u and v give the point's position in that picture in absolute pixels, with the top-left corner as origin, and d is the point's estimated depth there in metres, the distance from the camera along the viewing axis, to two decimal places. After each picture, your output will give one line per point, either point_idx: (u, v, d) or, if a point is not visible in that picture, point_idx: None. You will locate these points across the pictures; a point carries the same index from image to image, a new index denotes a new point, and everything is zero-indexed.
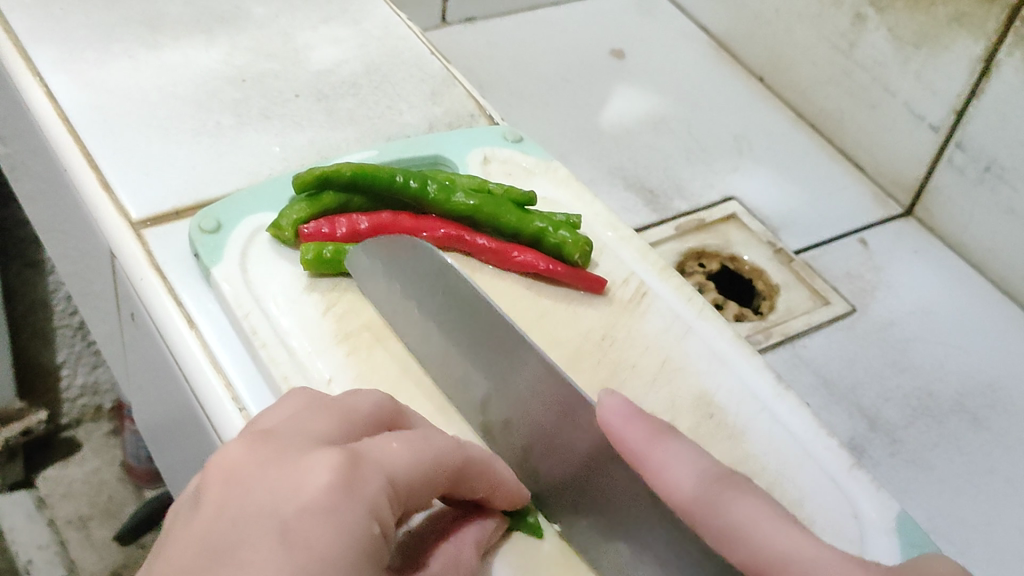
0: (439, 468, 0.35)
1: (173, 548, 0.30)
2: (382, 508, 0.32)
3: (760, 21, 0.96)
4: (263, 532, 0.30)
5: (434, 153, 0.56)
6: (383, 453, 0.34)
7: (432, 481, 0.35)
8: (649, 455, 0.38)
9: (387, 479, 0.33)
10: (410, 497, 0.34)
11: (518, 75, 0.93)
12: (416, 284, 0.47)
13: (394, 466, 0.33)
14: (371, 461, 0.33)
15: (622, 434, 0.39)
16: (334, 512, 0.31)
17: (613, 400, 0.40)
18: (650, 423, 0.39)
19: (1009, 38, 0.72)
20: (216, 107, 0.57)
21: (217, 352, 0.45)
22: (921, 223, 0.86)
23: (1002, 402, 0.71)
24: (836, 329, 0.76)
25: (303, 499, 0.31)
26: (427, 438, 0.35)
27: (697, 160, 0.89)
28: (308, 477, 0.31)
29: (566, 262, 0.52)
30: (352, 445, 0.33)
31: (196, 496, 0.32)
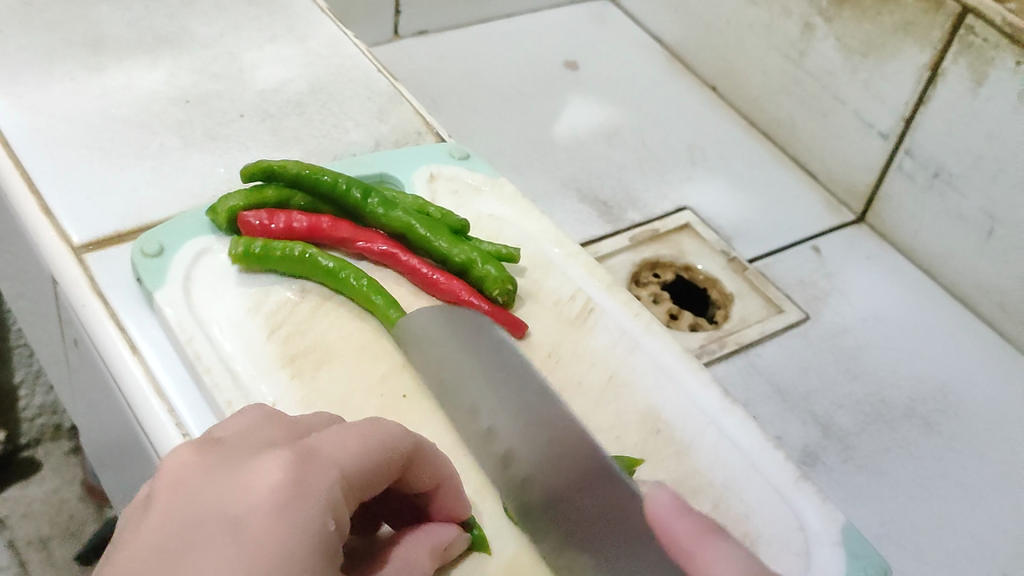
0: (394, 455, 0.35)
1: (121, 558, 0.31)
2: (336, 504, 0.33)
3: (711, 30, 0.97)
4: (212, 540, 0.31)
5: (379, 171, 0.56)
6: (332, 447, 0.34)
7: (387, 469, 0.35)
8: (692, 559, 0.34)
9: (338, 474, 0.33)
10: (366, 488, 0.35)
11: (469, 89, 0.93)
12: (454, 335, 0.48)
13: (344, 459, 0.34)
14: (323, 460, 0.33)
15: (673, 533, 0.34)
16: (287, 514, 0.31)
17: (660, 493, 0.35)
18: (698, 521, 0.35)
19: (954, 46, 0.73)
20: (160, 128, 0.56)
21: (160, 376, 0.45)
22: (873, 229, 0.87)
23: (954, 407, 0.72)
24: (790, 337, 0.76)
25: (254, 503, 0.31)
26: (377, 425, 0.36)
27: (651, 171, 0.89)
28: (257, 483, 0.32)
29: (488, 299, 0.51)
30: (303, 445, 0.34)
31: (146, 503, 0.33)
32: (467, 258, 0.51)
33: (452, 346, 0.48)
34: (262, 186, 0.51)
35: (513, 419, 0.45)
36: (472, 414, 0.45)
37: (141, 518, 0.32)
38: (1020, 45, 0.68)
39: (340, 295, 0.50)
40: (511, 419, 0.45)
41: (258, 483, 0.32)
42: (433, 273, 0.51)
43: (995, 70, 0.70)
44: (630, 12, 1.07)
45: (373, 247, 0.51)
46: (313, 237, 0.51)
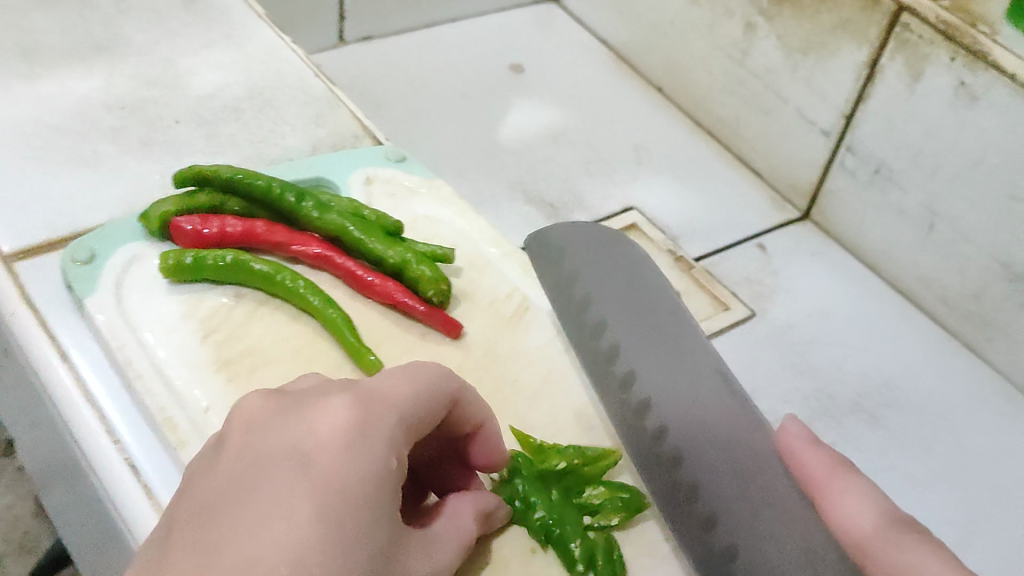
0: (442, 399, 0.41)
1: (204, 486, 0.37)
2: (394, 444, 0.38)
3: (656, 31, 0.97)
4: (282, 469, 0.36)
5: (315, 174, 0.56)
6: (390, 393, 0.40)
7: (438, 411, 0.41)
8: (826, 480, 0.44)
9: (395, 416, 0.39)
10: (420, 428, 0.40)
11: (416, 94, 0.93)
12: (611, 271, 0.55)
13: (399, 404, 0.39)
14: (380, 405, 0.39)
15: (803, 457, 0.45)
16: (349, 449, 0.37)
17: (794, 426, 0.47)
18: (826, 453, 0.45)
19: (891, 43, 0.74)
20: (94, 135, 0.56)
21: (91, 384, 0.45)
22: (818, 226, 0.88)
23: (898, 400, 0.73)
24: (736, 333, 0.77)
25: (321, 441, 0.37)
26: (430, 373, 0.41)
27: (597, 172, 0.90)
28: (324, 423, 0.38)
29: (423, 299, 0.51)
30: (365, 391, 0.40)
31: (222, 440, 0.39)
32: (401, 260, 0.51)
33: (600, 275, 0.55)
34: (195, 191, 0.52)
35: (651, 358, 0.51)
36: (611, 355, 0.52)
37: (218, 451, 0.38)
38: (954, 41, 0.69)
39: (275, 299, 0.51)
40: (651, 356, 0.51)
41: (324, 424, 0.38)
42: (367, 275, 0.51)
43: (931, 66, 0.71)
44: (576, 15, 1.08)
45: (308, 250, 0.51)
46: (247, 241, 0.51)
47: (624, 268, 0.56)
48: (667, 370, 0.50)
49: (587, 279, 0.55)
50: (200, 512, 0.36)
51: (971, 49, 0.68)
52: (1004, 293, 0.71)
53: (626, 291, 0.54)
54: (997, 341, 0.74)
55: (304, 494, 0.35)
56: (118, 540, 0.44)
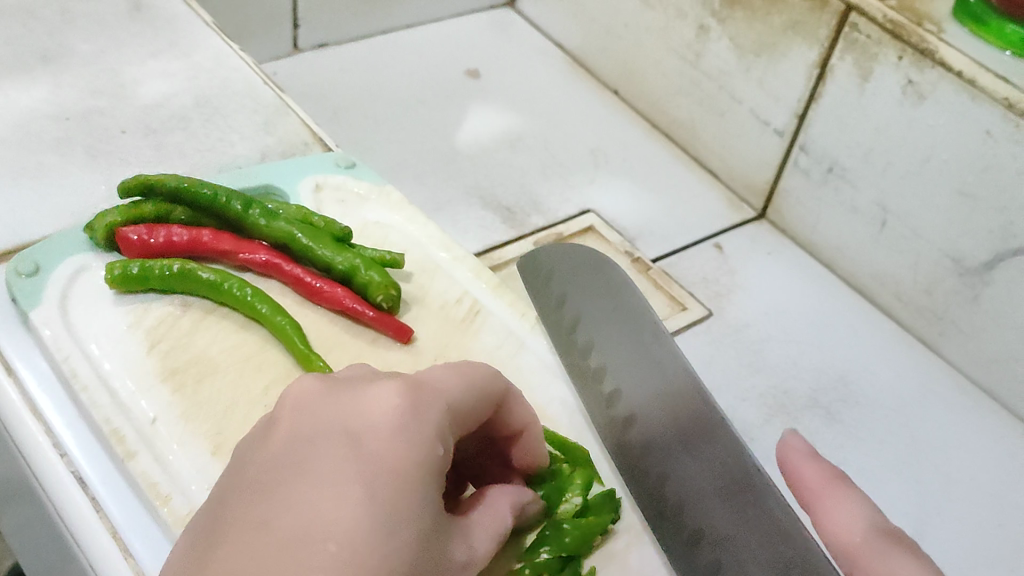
0: (486, 395, 0.42)
1: (261, 459, 0.37)
2: (444, 431, 0.39)
3: (610, 35, 0.98)
4: (340, 447, 0.37)
5: (264, 182, 0.56)
6: (439, 384, 0.41)
7: (481, 405, 0.42)
8: (821, 494, 0.42)
9: (445, 405, 0.40)
10: (465, 420, 0.41)
11: (370, 101, 0.93)
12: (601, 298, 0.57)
13: (449, 394, 0.40)
14: (431, 392, 0.40)
15: (800, 471, 0.43)
16: (404, 431, 0.38)
17: (794, 438, 0.45)
18: (824, 465, 0.43)
19: (840, 43, 0.75)
20: (39, 147, 0.56)
21: (39, 400, 0.45)
22: (774, 225, 0.88)
23: (853, 396, 0.74)
24: (693, 333, 0.77)
25: (378, 423, 0.38)
26: (475, 369, 0.43)
27: (554, 175, 0.90)
28: (372, 406, 0.39)
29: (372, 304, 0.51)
30: (416, 379, 0.40)
31: (271, 418, 0.39)
32: (350, 266, 0.51)
33: (582, 293, 0.58)
34: (141, 201, 0.51)
35: (634, 379, 0.53)
36: (596, 375, 0.53)
37: (268, 429, 0.39)
38: (901, 40, 0.69)
39: (224, 307, 0.51)
40: (636, 378, 0.53)
41: (373, 408, 0.39)
42: (316, 282, 0.51)
43: (880, 65, 0.72)
44: (532, 19, 1.08)
45: (256, 258, 0.52)
46: (195, 250, 0.51)
47: (610, 286, 0.58)
48: (650, 386, 0.52)
49: (574, 301, 0.57)
50: (256, 487, 0.36)
51: (918, 48, 0.68)
52: (956, 287, 0.72)
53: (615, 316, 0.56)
54: (951, 335, 0.75)
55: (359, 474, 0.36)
56: (67, 556, 0.44)
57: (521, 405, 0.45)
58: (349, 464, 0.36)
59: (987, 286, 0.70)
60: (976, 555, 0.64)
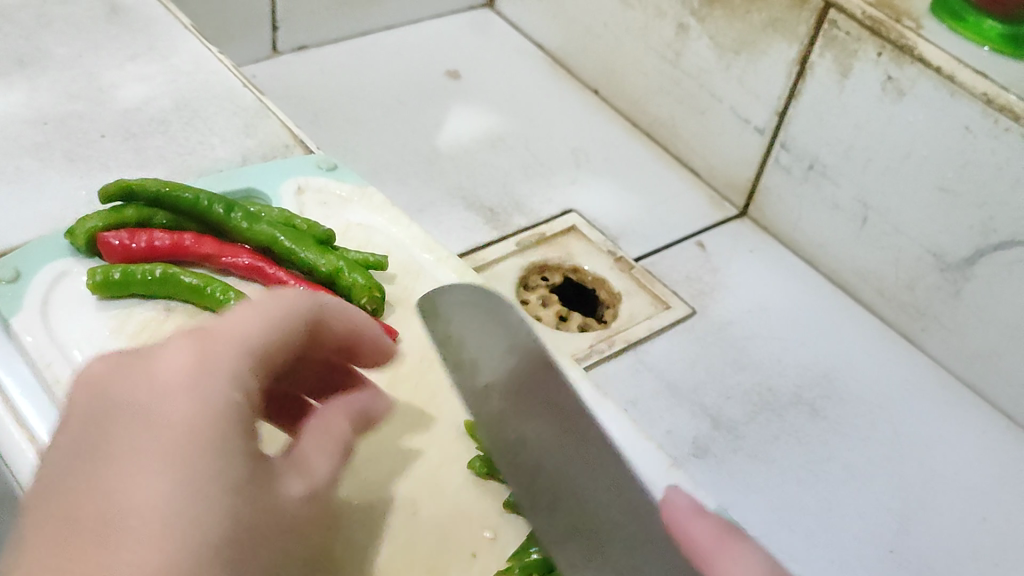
0: (291, 324, 0.38)
1: (51, 459, 0.33)
2: (246, 376, 0.36)
3: (590, 34, 0.98)
4: (132, 425, 0.33)
5: (245, 186, 0.56)
6: (232, 326, 0.37)
7: (290, 338, 0.38)
8: (714, 553, 0.39)
9: (242, 348, 0.36)
10: (275, 356, 0.38)
11: (350, 102, 0.93)
12: (490, 330, 0.51)
13: (246, 334, 0.36)
14: (224, 338, 0.36)
15: (690, 531, 0.40)
16: (194, 389, 0.34)
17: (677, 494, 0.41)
18: (713, 522, 0.40)
19: (819, 40, 0.75)
20: (18, 152, 0.56)
21: (21, 405, 0.45)
22: (756, 223, 0.88)
23: (837, 392, 0.74)
24: (677, 332, 0.77)
25: (167, 385, 0.34)
26: (273, 299, 0.39)
27: (536, 175, 0.90)
28: (160, 368, 0.35)
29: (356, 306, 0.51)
30: (205, 327, 0.37)
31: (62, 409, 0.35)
32: (333, 268, 0.51)
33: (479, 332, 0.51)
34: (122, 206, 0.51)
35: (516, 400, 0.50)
36: (484, 394, 0.50)
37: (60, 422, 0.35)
38: (880, 36, 0.70)
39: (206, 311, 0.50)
40: (521, 398, 0.50)
41: (161, 369, 0.35)
42: (299, 285, 0.51)
43: (859, 62, 0.72)
44: (511, 19, 1.08)
45: (238, 261, 0.51)
46: (176, 256, 0.51)
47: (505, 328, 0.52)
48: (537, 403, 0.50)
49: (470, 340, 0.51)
50: (51, 493, 0.33)
51: (898, 44, 0.69)
52: (937, 283, 0.73)
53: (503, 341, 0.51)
54: (933, 330, 0.75)
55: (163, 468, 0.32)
56: None
57: (340, 316, 0.42)
58: (141, 443, 0.33)
59: (968, 281, 0.70)
60: (961, 550, 0.64)
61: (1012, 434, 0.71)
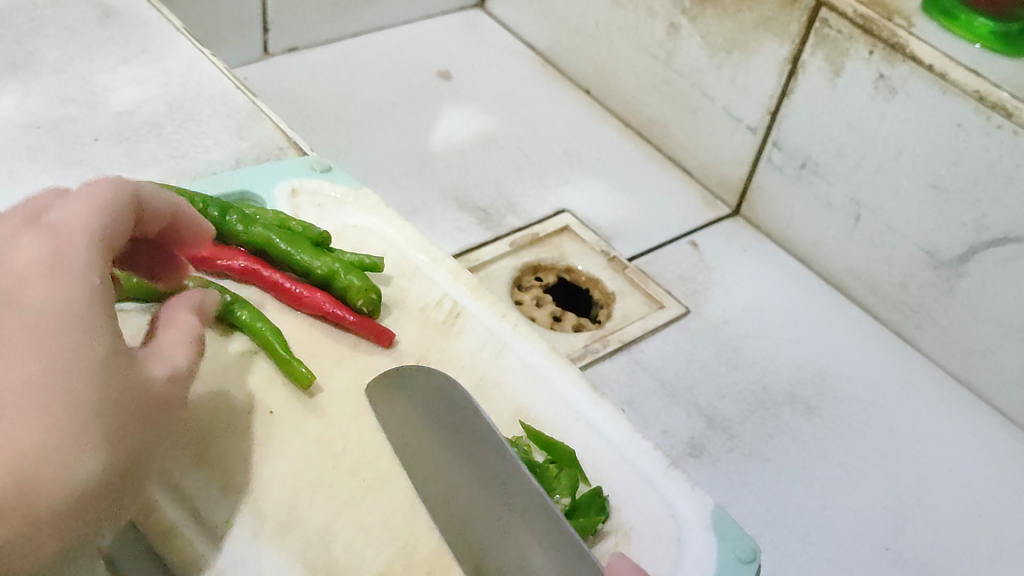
0: (122, 210, 0.40)
1: None
2: (94, 261, 0.37)
3: (582, 34, 0.98)
4: None
5: (241, 189, 0.56)
6: (69, 215, 0.38)
7: (122, 224, 0.40)
8: None
9: (86, 235, 0.38)
10: (115, 240, 0.39)
11: (342, 104, 0.93)
12: (428, 405, 0.48)
13: (82, 221, 0.38)
14: (64, 228, 0.37)
15: None
16: (46, 276, 0.36)
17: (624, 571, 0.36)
18: None
19: (811, 38, 0.75)
20: (11, 156, 0.56)
21: None
22: (748, 222, 0.89)
23: (832, 390, 0.74)
24: (671, 331, 0.77)
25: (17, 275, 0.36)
26: (98, 185, 0.39)
27: (528, 176, 0.90)
28: (9, 262, 0.36)
29: (353, 308, 0.52)
30: (44, 220, 0.38)
31: None
32: (328, 270, 0.51)
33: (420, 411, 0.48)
34: None
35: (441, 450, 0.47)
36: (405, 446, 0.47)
37: None
38: (872, 34, 0.70)
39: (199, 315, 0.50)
40: (438, 443, 0.47)
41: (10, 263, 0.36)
42: (296, 287, 0.52)
43: (851, 60, 0.72)
44: (502, 20, 1.08)
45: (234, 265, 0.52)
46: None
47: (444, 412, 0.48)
48: (452, 449, 0.46)
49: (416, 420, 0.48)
50: None
51: (889, 43, 0.69)
52: (931, 280, 0.73)
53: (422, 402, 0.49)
54: (926, 327, 0.75)
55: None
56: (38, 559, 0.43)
57: (159, 198, 0.42)
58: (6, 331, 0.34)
59: (962, 279, 0.70)
60: (957, 548, 0.64)
61: (1007, 431, 0.72)
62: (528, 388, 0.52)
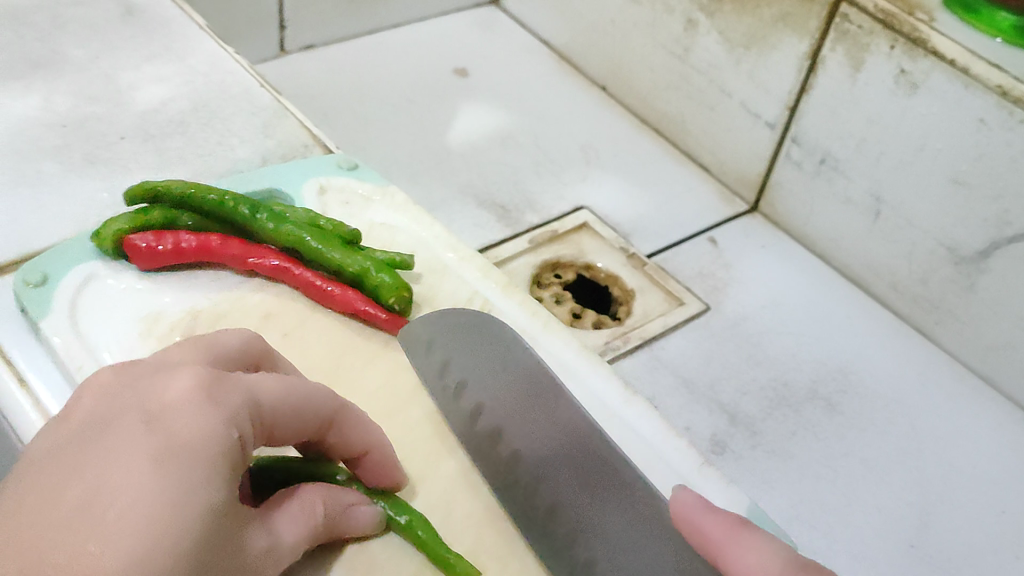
0: (309, 407, 0.40)
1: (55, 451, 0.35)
2: (242, 418, 0.37)
3: (598, 31, 0.98)
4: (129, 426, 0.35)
5: (268, 185, 0.56)
6: (252, 380, 0.39)
7: (306, 419, 0.40)
8: (723, 545, 0.39)
9: (250, 398, 0.38)
10: (282, 426, 0.39)
11: (359, 101, 0.93)
12: (467, 343, 0.51)
13: (259, 389, 0.38)
14: (237, 383, 0.38)
15: (701, 525, 0.40)
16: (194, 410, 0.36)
17: (690, 495, 0.42)
18: (722, 516, 0.40)
19: (830, 34, 0.75)
20: (38, 155, 0.56)
21: (51, 408, 0.44)
22: (767, 218, 0.88)
23: (854, 387, 0.74)
24: (692, 329, 0.77)
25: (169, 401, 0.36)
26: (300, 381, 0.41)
27: (546, 173, 0.89)
28: (167, 390, 0.37)
29: (384, 307, 0.52)
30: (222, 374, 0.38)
31: (68, 413, 0.37)
32: (360, 268, 0.52)
33: (456, 346, 0.51)
34: (148, 207, 0.51)
35: (514, 413, 0.49)
36: (474, 415, 0.49)
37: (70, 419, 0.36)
38: (893, 29, 0.70)
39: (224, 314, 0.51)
40: (516, 411, 0.49)
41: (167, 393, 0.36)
42: (327, 285, 0.52)
43: (871, 55, 0.72)
44: (518, 17, 1.08)
45: (267, 263, 0.52)
46: (207, 255, 0.51)
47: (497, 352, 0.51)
48: (528, 415, 0.49)
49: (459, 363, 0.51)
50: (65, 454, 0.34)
51: (910, 37, 0.69)
52: (951, 276, 0.72)
53: (500, 366, 0.51)
54: (946, 323, 0.75)
55: (178, 459, 0.34)
56: None
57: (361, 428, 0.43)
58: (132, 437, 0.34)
59: (983, 274, 0.70)
60: (981, 544, 0.64)
61: None
62: None
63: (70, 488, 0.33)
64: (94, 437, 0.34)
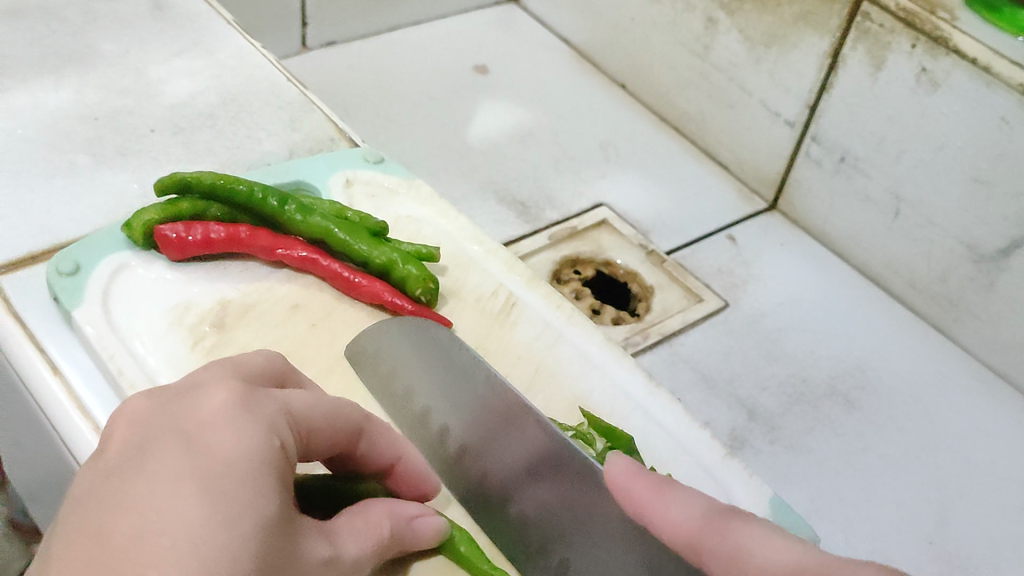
0: (340, 419, 0.39)
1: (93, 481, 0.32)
2: (281, 430, 0.35)
3: (618, 29, 0.98)
4: (169, 445, 0.32)
5: (296, 178, 0.57)
6: (284, 394, 0.37)
7: (338, 433, 0.39)
8: (652, 506, 0.37)
9: (285, 411, 0.36)
10: (314, 439, 0.37)
11: (380, 97, 0.93)
12: (415, 346, 0.50)
13: (293, 403, 0.36)
14: (271, 397, 0.36)
15: (631, 491, 0.38)
16: (234, 424, 0.33)
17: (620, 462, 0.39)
18: (652, 477, 0.38)
19: (851, 33, 0.75)
20: (70, 147, 0.56)
21: (84, 396, 0.45)
22: (785, 216, 0.89)
23: (873, 383, 0.74)
24: (710, 325, 0.77)
25: (206, 418, 0.33)
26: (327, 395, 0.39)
27: (566, 169, 0.90)
28: (201, 405, 0.34)
29: (410, 297, 0.52)
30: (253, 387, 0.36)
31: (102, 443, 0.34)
32: (387, 260, 0.52)
33: (399, 354, 0.50)
34: (178, 198, 0.52)
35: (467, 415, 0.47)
36: (425, 419, 0.48)
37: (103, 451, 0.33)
38: (915, 28, 0.70)
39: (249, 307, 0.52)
40: (462, 409, 0.48)
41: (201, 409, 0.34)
42: (354, 276, 0.52)
43: (893, 54, 0.72)
44: (537, 15, 1.09)
45: (295, 254, 0.53)
46: (235, 246, 0.52)
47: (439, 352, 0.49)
48: (477, 414, 0.47)
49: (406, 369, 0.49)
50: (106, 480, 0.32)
51: (932, 35, 0.69)
52: (970, 274, 0.73)
53: (442, 366, 0.49)
54: (965, 321, 0.75)
55: (224, 477, 0.31)
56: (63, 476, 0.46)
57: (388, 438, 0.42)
58: (175, 458, 0.32)
59: (1003, 272, 0.70)
60: (999, 540, 0.64)
61: None
62: (573, 378, 0.52)
63: (117, 513, 0.30)
64: (133, 462, 0.32)
